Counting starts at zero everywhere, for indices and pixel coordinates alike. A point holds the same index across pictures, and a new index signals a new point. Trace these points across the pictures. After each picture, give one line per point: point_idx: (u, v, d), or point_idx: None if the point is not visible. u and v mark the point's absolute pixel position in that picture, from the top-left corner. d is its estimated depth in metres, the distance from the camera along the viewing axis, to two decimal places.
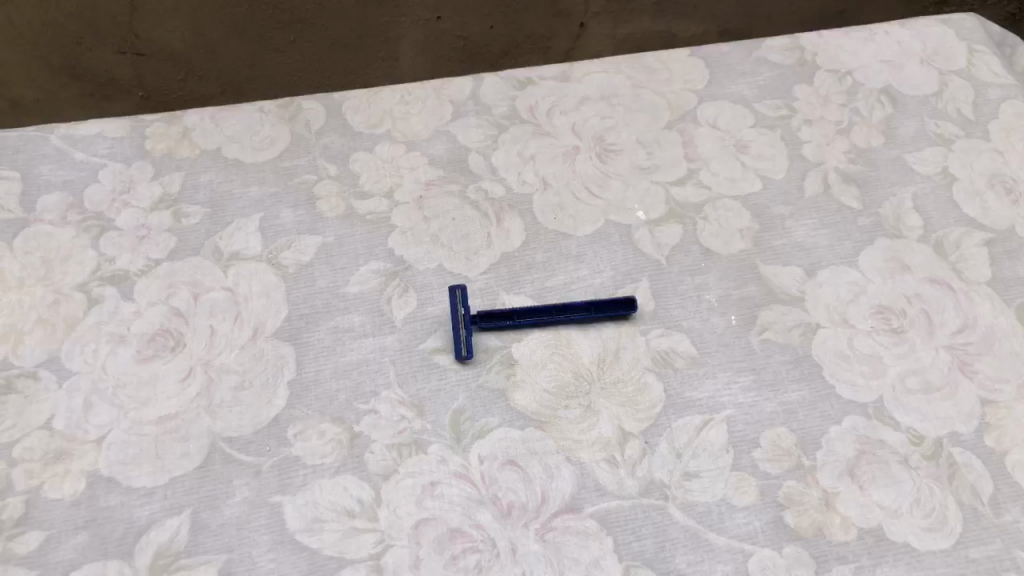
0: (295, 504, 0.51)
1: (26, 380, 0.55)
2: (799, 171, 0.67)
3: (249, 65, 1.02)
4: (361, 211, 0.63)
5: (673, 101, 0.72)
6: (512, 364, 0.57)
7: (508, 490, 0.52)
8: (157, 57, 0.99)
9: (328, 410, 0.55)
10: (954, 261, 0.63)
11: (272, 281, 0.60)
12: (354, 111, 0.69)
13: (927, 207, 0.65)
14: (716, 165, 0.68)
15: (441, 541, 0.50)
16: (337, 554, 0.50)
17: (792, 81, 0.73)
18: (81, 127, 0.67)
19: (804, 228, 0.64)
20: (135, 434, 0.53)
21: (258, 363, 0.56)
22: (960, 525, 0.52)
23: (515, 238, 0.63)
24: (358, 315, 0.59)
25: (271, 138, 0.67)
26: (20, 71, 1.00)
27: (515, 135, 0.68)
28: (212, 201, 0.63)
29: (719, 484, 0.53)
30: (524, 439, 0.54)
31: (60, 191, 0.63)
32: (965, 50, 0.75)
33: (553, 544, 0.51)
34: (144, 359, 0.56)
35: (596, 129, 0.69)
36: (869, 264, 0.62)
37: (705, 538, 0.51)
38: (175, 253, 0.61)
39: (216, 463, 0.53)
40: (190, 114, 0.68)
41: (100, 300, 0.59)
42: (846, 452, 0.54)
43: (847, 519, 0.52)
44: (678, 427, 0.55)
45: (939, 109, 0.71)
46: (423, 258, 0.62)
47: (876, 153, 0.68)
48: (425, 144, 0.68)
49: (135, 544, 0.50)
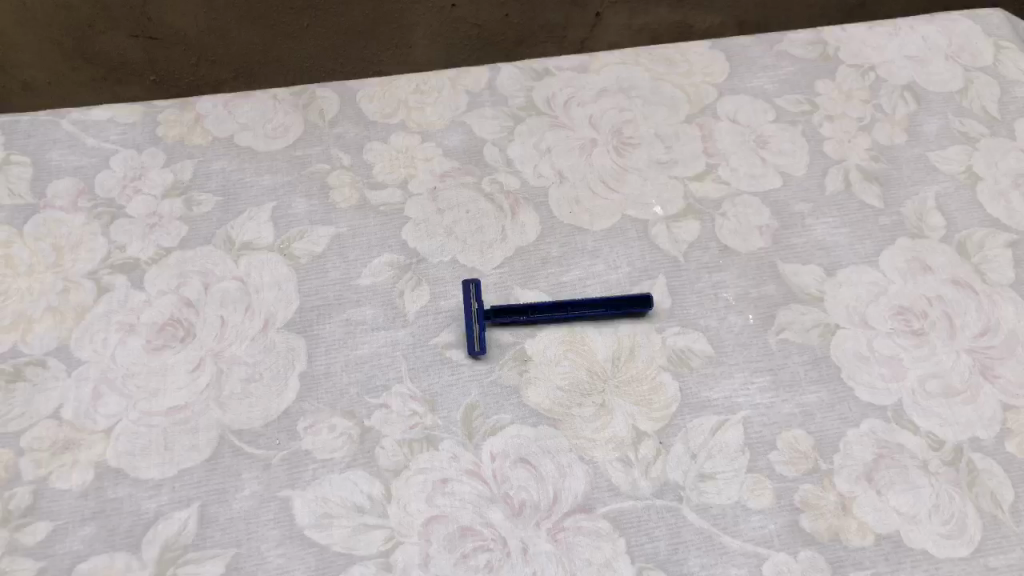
0: (305, 499, 0.51)
1: (36, 368, 0.54)
2: (820, 168, 0.66)
3: (261, 51, 1.01)
4: (374, 201, 0.62)
5: (693, 95, 0.70)
6: (526, 361, 0.57)
7: (520, 488, 0.52)
8: (169, 41, 0.98)
9: (339, 403, 0.54)
10: (977, 263, 0.61)
11: (284, 272, 0.59)
12: (368, 100, 0.68)
13: (950, 206, 0.64)
14: (737, 160, 0.66)
15: (452, 539, 0.50)
16: (346, 549, 0.49)
17: (815, 75, 0.71)
18: (93, 111, 0.66)
19: (824, 226, 0.63)
20: (144, 425, 0.53)
21: (270, 355, 0.56)
22: (980, 533, 0.51)
23: (529, 231, 0.62)
24: (370, 308, 0.58)
25: (284, 126, 0.66)
26: (32, 54, 0.98)
27: (531, 126, 0.67)
28: (224, 189, 0.63)
29: (734, 485, 0.52)
30: (537, 437, 0.54)
31: (71, 177, 0.63)
32: (992, 46, 0.73)
33: (565, 543, 0.50)
34: (154, 349, 0.56)
35: (613, 122, 0.68)
36: (891, 264, 0.61)
37: (720, 541, 0.50)
38: (186, 242, 0.60)
39: (225, 457, 0.52)
40: (202, 101, 0.67)
41: (110, 289, 0.58)
42: (864, 456, 0.53)
43: (865, 524, 0.51)
44: (694, 427, 0.54)
45: (964, 107, 0.69)
46: (437, 251, 0.61)
47: (899, 151, 0.67)
48: (440, 134, 0.66)
49: (144, 536, 0.49)
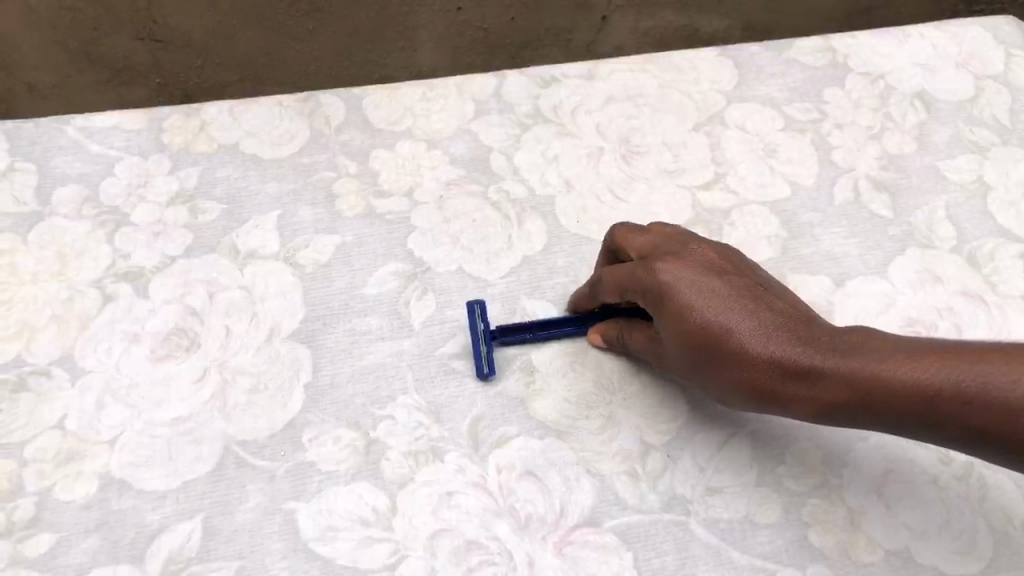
0: (309, 511, 0.50)
1: (40, 378, 0.54)
2: (829, 177, 0.65)
3: (266, 54, 1.04)
4: (380, 210, 0.62)
5: (702, 103, 0.69)
6: (533, 372, 0.56)
7: (526, 501, 0.51)
8: (174, 44, 1.01)
9: (344, 415, 0.54)
10: (987, 274, 0.61)
11: (289, 282, 0.59)
12: (374, 107, 0.67)
13: (960, 216, 0.63)
14: (744, 169, 0.66)
15: (458, 553, 0.49)
16: (351, 563, 0.49)
17: (824, 82, 0.70)
18: (97, 118, 0.65)
19: (833, 236, 0.63)
20: (148, 436, 0.53)
21: (276, 365, 0.55)
22: (991, 549, 0.50)
23: (536, 239, 0.62)
24: (376, 318, 0.57)
25: (290, 133, 0.65)
26: (39, 55, 1.01)
27: (537, 134, 0.67)
28: (229, 196, 0.62)
29: (742, 500, 0.52)
30: (544, 449, 0.53)
31: (75, 184, 0.62)
32: (1002, 53, 0.72)
33: (572, 558, 0.50)
34: (159, 359, 0.55)
35: (621, 129, 0.67)
36: (900, 275, 0.61)
37: (727, 556, 0.50)
38: (191, 251, 0.60)
39: (229, 468, 0.52)
40: (207, 108, 0.66)
41: (115, 297, 0.58)
42: (874, 470, 0.53)
43: (874, 540, 0.51)
44: (701, 440, 0.54)
45: (974, 116, 0.68)
46: (444, 260, 0.60)
47: (908, 160, 0.66)
48: (446, 142, 0.66)
49: (147, 549, 0.49)
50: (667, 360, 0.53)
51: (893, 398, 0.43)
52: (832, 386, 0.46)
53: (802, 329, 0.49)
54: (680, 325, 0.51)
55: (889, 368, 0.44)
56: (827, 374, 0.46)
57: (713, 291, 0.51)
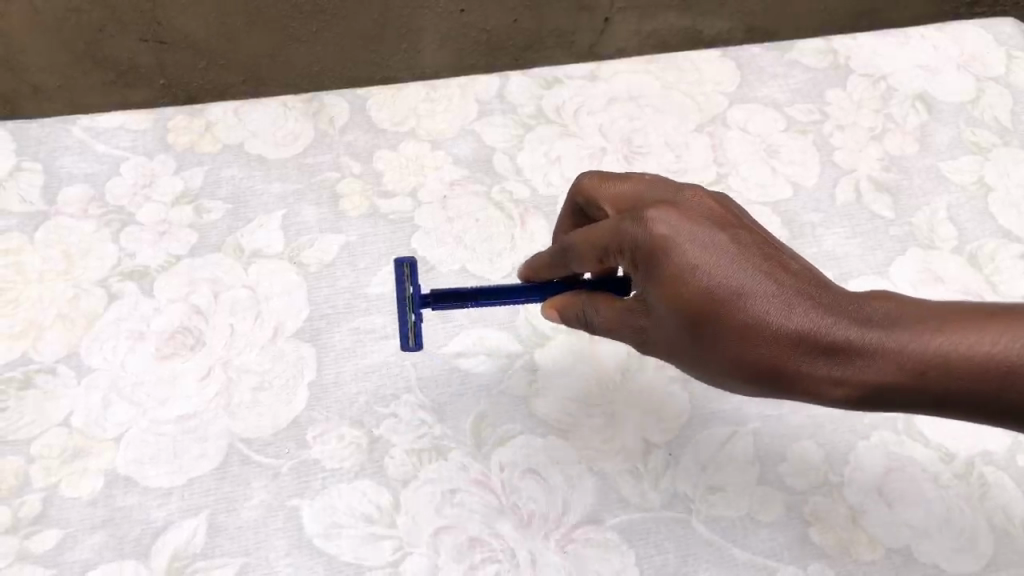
0: (313, 508, 0.51)
1: (46, 376, 0.55)
2: (831, 178, 0.66)
3: (272, 55, 1.05)
4: (383, 210, 0.62)
5: (704, 104, 0.69)
6: (536, 371, 0.56)
7: (528, 499, 0.51)
8: (178, 46, 1.02)
9: (348, 413, 0.54)
10: (988, 274, 0.61)
11: (294, 281, 0.59)
12: (378, 108, 0.67)
13: (961, 217, 0.64)
14: (746, 169, 0.66)
15: (461, 550, 0.50)
16: (355, 559, 0.49)
17: (826, 84, 0.70)
18: (102, 118, 0.65)
19: (834, 236, 0.63)
20: (153, 433, 0.53)
21: (280, 363, 0.56)
22: (991, 547, 0.50)
23: (539, 239, 0.62)
24: (379, 317, 0.58)
25: (294, 133, 0.66)
26: (44, 57, 1.02)
27: (540, 135, 0.67)
28: (234, 196, 0.63)
29: (744, 498, 0.52)
30: (547, 447, 0.53)
31: (81, 183, 0.62)
32: (1003, 55, 0.72)
33: (574, 555, 0.50)
34: (164, 357, 0.56)
35: (623, 130, 0.68)
36: (901, 276, 0.61)
37: (729, 553, 0.50)
38: (196, 250, 0.60)
39: (234, 465, 0.52)
40: (212, 109, 0.66)
41: (120, 296, 0.58)
42: (875, 468, 0.53)
43: (875, 538, 0.51)
44: (703, 439, 0.54)
45: (975, 117, 0.69)
46: (447, 260, 0.61)
47: (910, 161, 0.66)
48: (450, 143, 0.66)
49: (152, 545, 0.50)
50: (660, 336, 0.46)
51: (935, 374, 0.39)
52: (874, 362, 0.40)
53: (828, 293, 0.42)
54: (688, 295, 0.42)
55: (933, 336, 0.39)
56: (867, 349, 0.40)
57: (724, 252, 0.42)
